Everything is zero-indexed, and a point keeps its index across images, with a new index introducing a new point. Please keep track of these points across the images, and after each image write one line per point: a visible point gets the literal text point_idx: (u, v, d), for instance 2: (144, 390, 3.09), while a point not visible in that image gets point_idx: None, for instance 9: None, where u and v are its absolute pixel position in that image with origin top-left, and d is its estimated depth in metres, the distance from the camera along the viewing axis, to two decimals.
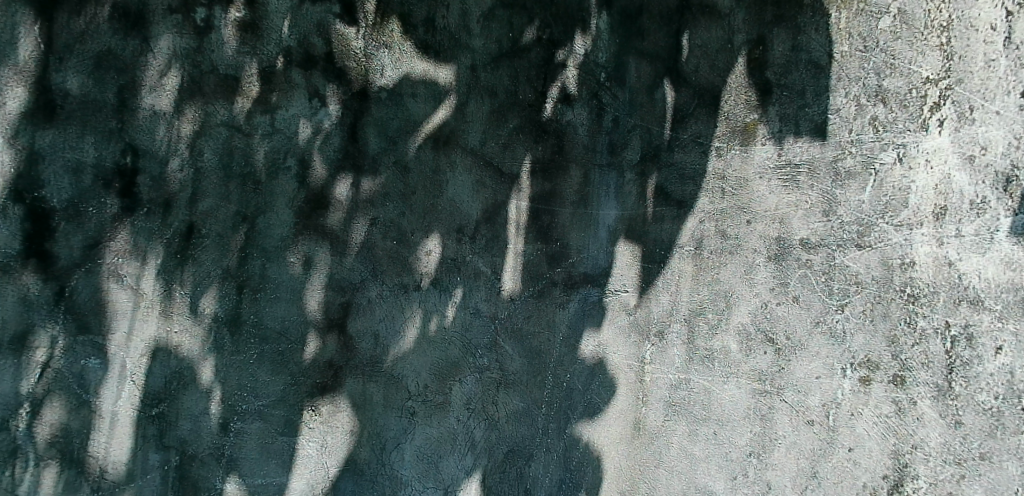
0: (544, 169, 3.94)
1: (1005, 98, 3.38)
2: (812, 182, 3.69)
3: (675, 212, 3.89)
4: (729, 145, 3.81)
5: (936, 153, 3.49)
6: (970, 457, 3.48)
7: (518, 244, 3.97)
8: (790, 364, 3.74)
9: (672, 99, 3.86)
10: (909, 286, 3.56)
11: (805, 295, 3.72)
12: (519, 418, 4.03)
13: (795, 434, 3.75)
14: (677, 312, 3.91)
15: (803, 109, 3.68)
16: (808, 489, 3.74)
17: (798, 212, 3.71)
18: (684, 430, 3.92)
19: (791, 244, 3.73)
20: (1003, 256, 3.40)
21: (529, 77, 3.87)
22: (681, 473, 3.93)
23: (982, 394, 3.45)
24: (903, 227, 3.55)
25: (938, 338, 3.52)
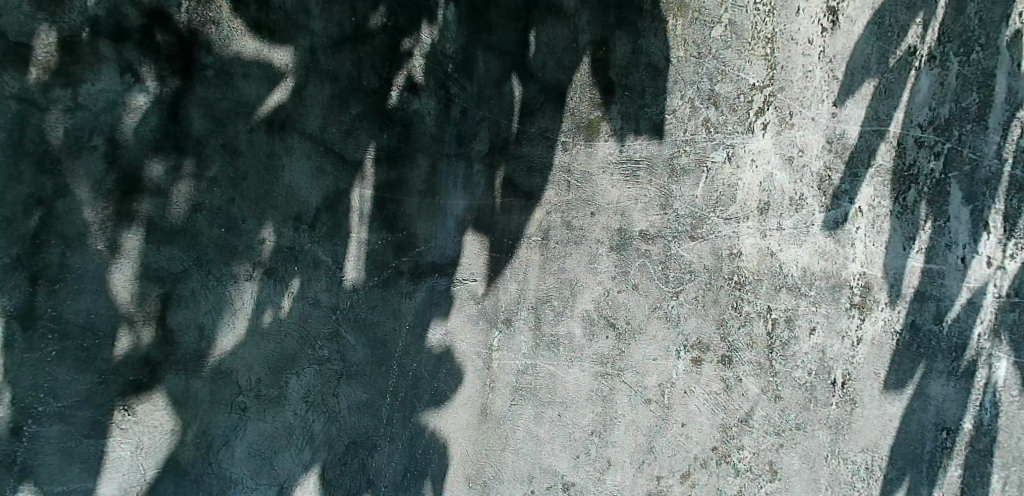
0: (390, 158, 3.89)
1: (819, 106, 3.78)
2: (650, 178, 3.92)
3: (523, 204, 4.00)
4: (575, 140, 3.96)
5: (760, 153, 3.84)
6: (787, 427, 3.89)
7: (362, 233, 3.90)
8: (630, 347, 3.97)
9: (520, 93, 3.94)
10: (737, 274, 3.90)
11: (643, 283, 3.96)
12: (362, 409, 3.98)
13: (633, 412, 3.98)
14: (524, 299, 4.02)
15: (643, 108, 3.90)
16: (645, 463, 3.99)
17: (637, 205, 3.94)
18: (531, 413, 4.04)
19: (632, 235, 3.94)
20: (818, 247, 3.82)
21: (374, 63, 3.80)
22: (526, 455, 4.04)
23: (798, 370, 3.87)
24: (731, 220, 3.88)
25: (761, 321, 3.89)
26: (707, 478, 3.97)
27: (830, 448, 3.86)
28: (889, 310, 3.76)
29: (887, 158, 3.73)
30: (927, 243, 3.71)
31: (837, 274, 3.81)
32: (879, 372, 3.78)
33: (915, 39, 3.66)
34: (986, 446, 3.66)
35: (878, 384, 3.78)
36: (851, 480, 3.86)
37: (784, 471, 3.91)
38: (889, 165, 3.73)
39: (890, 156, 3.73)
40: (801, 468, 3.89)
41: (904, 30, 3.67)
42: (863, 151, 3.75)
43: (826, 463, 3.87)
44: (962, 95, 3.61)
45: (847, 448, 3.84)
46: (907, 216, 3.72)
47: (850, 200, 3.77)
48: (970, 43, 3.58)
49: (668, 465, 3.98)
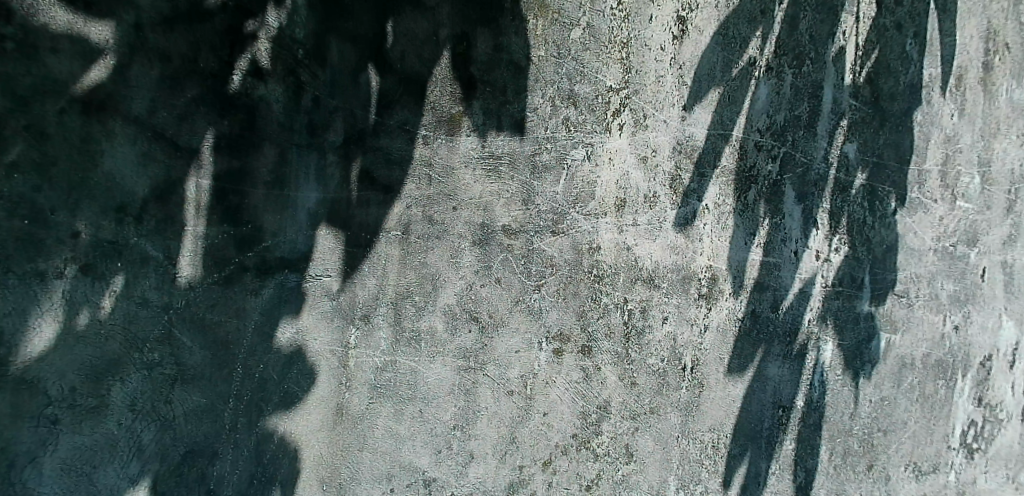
0: (232, 146, 3.71)
1: (670, 109, 4.00)
2: (512, 173, 3.97)
3: (381, 197, 3.90)
4: (436, 134, 3.92)
5: (617, 152, 4.00)
6: (642, 412, 4.09)
7: (198, 227, 3.70)
8: (493, 340, 4.01)
9: (377, 84, 3.85)
10: (596, 267, 4.04)
11: (505, 277, 4.00)
12: (198, 416, 3.77)
13: (496, 404, 4.02)
14: (383, 295, 3.93)
15: (505, 105, 3.94)
16: (508, 453, 4.04)
17: (500, 200, 3.97)
18: (390, 411, 3.96)
19: (494, 230, 3.98)
20: (669, 241, 4.04)
21: (212, 44, 3.63)
22: (386, 453, 3.96)
23: (652, 358, 4.07)
24: (591, 216, 4.02)
25: (618, 312, 4.06)
26: (568, 465, 4.09)
27: (680, 429, 4.11)
28: (733, 300, 4.06)
29: (730, 160, 4.01)
30: (764, 238, 4.04)
31: (686, 267, 4.05)
32: (723, 357, 4.07)
33: (754, 52, 3.97)
34: (814, 420, 4.10)
35: (723, 367, 4.08)
36: (699, 458, 4.13)
37: (639, 453, 4.11)
38: (732, 166, 4.02)
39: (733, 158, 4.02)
40: (654, 449, 4.11)
41: (745, 42, 3.97)
42: (711, 153, 4.01)
43: (677, 444, 4.11)
44: (796, 104, 3.99)
45: (696, 428, 4.10)
46: (748, 213, 4.03)
47: (698, 198, 4.02)
48: (803, 56, 3.97)
49: (530, 455, 4.06)
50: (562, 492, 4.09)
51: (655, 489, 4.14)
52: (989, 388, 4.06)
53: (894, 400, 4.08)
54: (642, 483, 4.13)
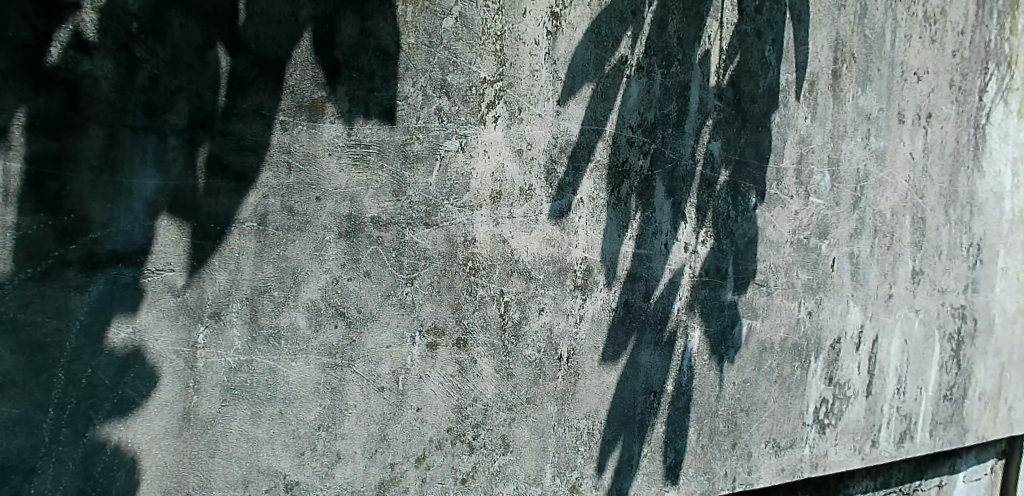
0: (51, 126, 3.25)
1: (545, 103, 4.24)
2: (381, 163, 3.84)
3: (233, 186, 3.59)
4: (296, 120, 3.67)
5: (492, 144, 4.10)
6: (519, 402, 4.33)
7: (6, 216, 3.19)
8: (361, 336, 3.88)
9: (228, 65, 3.54)
10: (472, 259, 4.10)
11: (375, 270, 3.88)
12: (10, 429, 3.27)
13: (365, 402, 3.91)
14: (237, 290, 3.63)
15: (372, 93, 3.80)
16: (378, 451, 3.97)
17: (368, 190, 3.82)
18: (245, 413, 3.69)
19: (363, 221, 3.82)
20: (546, 234, 4.33)
21: (24, 11, 3.16)
22: (240, 459, 3.70)
23: (529, 349, 4.33)
24: (465, 208, 4.05)
25: (494, 304, 4.19)
26: (441, 460, 4.12)
27: (557, 417, 4.48)
28: (605, 289, 4.57)
29: (602, 155, 4.45)
30: (636, 232, 4.63)
31: (563, 258, 4.39)
32: (598, 346, 4.57)
33: (625, 49, 4.47)
34: (682, 401, 4.95)
35: (599, 356, 4.57)
36: (575, 444, 4.55)
37: (514, 443, 4.34)
38: (604, 161, 4.46)
39: (605, 152, 4.47)
40: (531, 438, 4.39)
41: (616, 41, 4.43)
42: (584, 147, 4.39)
43: (555, 432, 4.46)
44: (665, 103, 4.66)
45: (572, 416, 4.53)
46: (622, 206, 4.54)
47: (574, 192, 4.37)
48: (671, 59, 4.66)
49: (403, 451, 4.02)
50: (436, 486, 4.13)
51: (532, 476, 4.43)
52: (837, 369, 5.70)
53: (757, 381, 5.28)
54: (518, 472, 4.37)
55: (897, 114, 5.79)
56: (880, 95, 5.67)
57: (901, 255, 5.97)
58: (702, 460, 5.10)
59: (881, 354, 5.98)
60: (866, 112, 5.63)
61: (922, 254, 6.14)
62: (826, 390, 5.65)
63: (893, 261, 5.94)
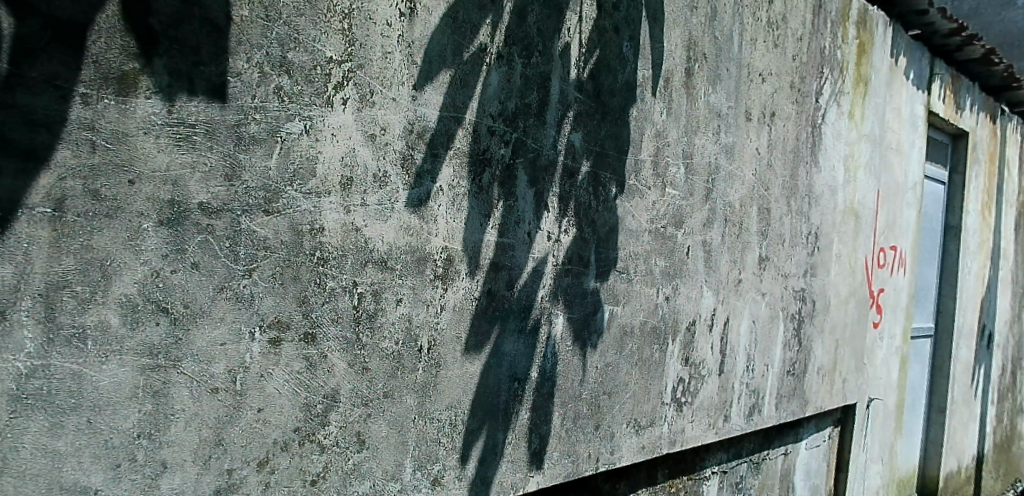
0: None
1: (400, 88, 4.31)
2: (210, 144, 3.43)
3: (19, 166, 2.86)
4: (102, 94, 3.06)
5: (341, 128, 3.98)
6: (375, 397, 4.31)
7: None
8: (189, 333, 3.41)
9: (9, 27, 2.80)
10: (319, 250, 3.92)
11: (205, 261, 3.45)
12: None
13: (195, 405, 3.45)
14: (28, 284, 2.91)
15: (199, 67, 3.37)
16: (212, 458, 3.53)
17: (195, 174, 3.38)
18: (43, 424, 2.96)
19: (189, 207, 3.37)
20: (402, 222, 4.41)
21: None
22: (36, 477, 2.95)
23: (386, 341, 4.35)
24: (311, 194, 3.86)
25: (347, 295, 4.09)
26: (288, 461, 3.87)
27: (417, 410, 4.63)
28: (468, 279, 4.94)
29: (463, 144, 4.79)
30: (499, 221, 5.13)
31: (423, 247, 4.57)
32: (459, 335, 4.88)
33: (484, 38, 4.88)
34: (540, 383, 5.65)
35: (461, 346, 4.90)
36: (432, 434, 4.76)
37: (370, 440, 4.31)
38: (464, 149, 4.80)
39: (466, 141, 4.82)
40: (390, 433, 4.44)
41: (475, 29, 4.81)
42: (442, 135, 4.63)
43: (414, 425, 4.60)
44: (526, 92, 5.25)
45: (434, 408, 4.75)
46: (483, 195, 4.99)
47: (432, 181, 4.59)
48: (532, 49, 5.28)
49: (241, 456, 3.65)
50: (282, 491, 3.85)
51: (391, 472, 4.49)
52: (693, 351, 7.26)
53: (615, 365, 6.34)
54: (374, 468, 4.35)
55: (749, 115, 7.73)
56: (727, 94, 7.34)
57: (748, 244, 7.97)
58: (566, 444, 5.93)
59: (733, 334, 7.86)
60: (708, 107, 7.13)
61: (770, 243, 8.35)
62: (683, 370, 7.15)
63: (741, 250, 7.87)
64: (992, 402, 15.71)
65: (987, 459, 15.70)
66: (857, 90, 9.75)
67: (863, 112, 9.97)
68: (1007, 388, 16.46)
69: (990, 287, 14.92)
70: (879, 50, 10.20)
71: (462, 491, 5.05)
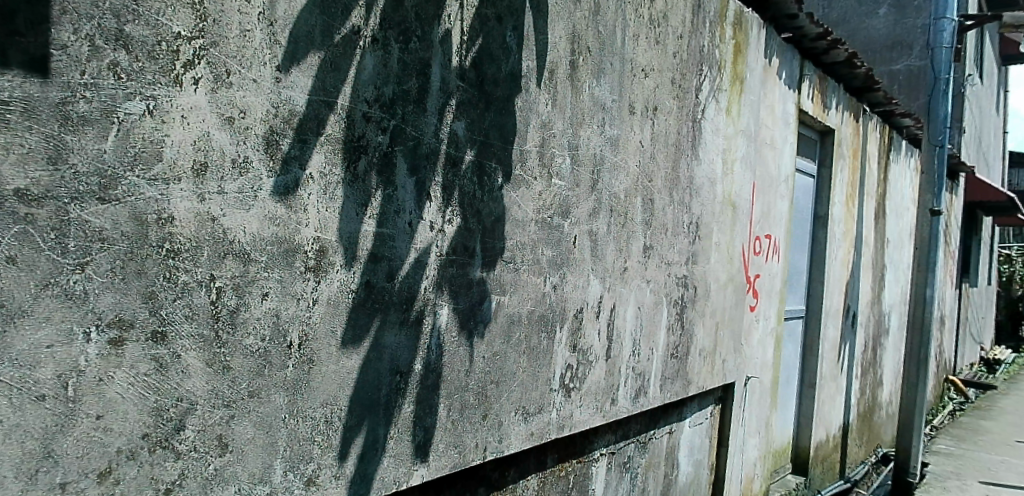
0: None
1: (261, 68, 4.07)
2: (28, 123, 3.09)
3: None
4: None
5: (192, 109, 3.71)
6: (237, 397, 4.08)
7: None
8: (7, 335, 3.05)
9: None
10: (169, 241, 3.64)
11: (24, 256, 3.09)
12: None
13: (18, 415, 3.09)
14: None
15: (14, 37, 3.00)
16: (41, 473, 3.19)
17: (8, 157, 3.03)
18: None
19: (4, 195, 3.01)
20: (267, 211, 4.18)
21: None
22: None
23: (249, 338, 4.12)
24: (158, 181, 3.58)
25: (202, 290, 3.83)
26: (135, 471, 3.57)
27: (288, 409, 4.42)
28: (344, 271, 4.76)
29: (336, 129, 4.60)
30: (377, 211, 4.99)
31: (292, 239, 4.36)
32: (335, 329, 4.70)
33: (358, 20, 4.69)
34: (425, 375, 5.56)
35: (337, 340, 4.73)
36: (306, 433, 4.57)
37: (233, 442, 4.07)
38: (338, 135, 4.61)
39: (339, 127, 4.63)
40: (256, 435, 4.22)
41: (348, 11, 4.61)
42: (312, 120, 4.42)
43: (284, 425, 4.40)
44: (405, 78, 5.11)
45: (306, 406, 4.55)
46: (358, 184, 4.82)
47: (301, 167, 4.39)
48: (410, 34, 5.14)
49: (77, 469, 3.32)
50: None
51: (258, 475, 4.27)
52: (580, 337, 7.40)
53: (502, 355, 6.34)
54: (239, 473, 4.12)
55: (632, 108, 7.92)
56: (611, 87, 7.49)
57: (633, 233, 8.20)
58: (452, 435, 5.88)
59: (620, 320, 8.08)
60: (593, 99, 7.25)
61: (654, 232, 8.63)
62: (570, 356, 7.27)
63: (627, 239, 8.09)
64: (856, 377, 17.09)
65: (852, 427, 17.06)
66: (733, 88, 10.23)
67: (739, 109, 10.47)
68: (868, 364, 17.95)
69: (852, 271, 16.20)
70: (753, 51, 10.73)
71: (340, 490, 4.89)
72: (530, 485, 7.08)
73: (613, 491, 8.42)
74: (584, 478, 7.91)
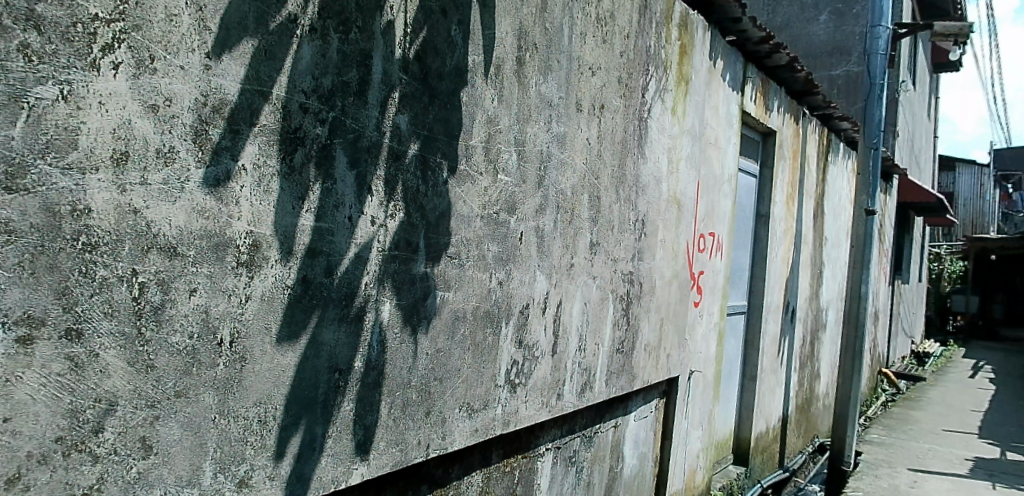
0: None
1: (189, 54, 3.90)
2: None
3: None
4: None
5: (112, 95, 3.55)
6: (163, 398, 3.91)
7: None
8: None
9: None
10: (85, 234, 3.48)
11: None
12: None
13: None
14: None
15: None
16: None
17: None
18: None
19: None
20: (195, 203, 4.02)
21: None
22: None
23: (175, 335, 3.96)
24: (73, 170, 3.41)
25: (123, 286, 3.66)
26: (47, 477, 3.40)
27: (218, 409, 4.27)
28: (279, 266, 4.62)
29: (271, 120, 4.47)
30: (315, 204, 4.86)
31: (223, 232, 4.20)
32: (269, 326, 4.57)
33: (295, 8, 4.55)
34: (366, 373, 5.46)
35: (272, 337, 4.60)
36: (238, 434, 4.42)
37: (158, 445, 3.91)
38: (273, 126, 4.48)
39: (274, 117, 4.50)
40: (183, 436, 4.06)
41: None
42: (244, 109, 4.28)
43: (214, 426, 4.25)
44: (345, 70, 4.99)
45: (238, 406, 4.40)
46: (295, 176, 4.69)
47: (232, 158, 4.24)
48: (351, 25, 5.01)
49: None
50: None
51: (186, 478, 4.11)
52: (526, 333, 7.39)
53: (446, 351, 6.28)
54: (164, 476, 3.96)
55: (579, 106, 7.95)
56: (558, 84, 7.49)
57: (579, 229, 8.23)
58: (394, 432, 5.79)
59: (566, 316, 8.11)
60: (540, 96, 7.23)
61: (600, 229, 8.68)
62: (516, 352, 7.26)
63: (573, 235, 8.12)
64: (794, 370, 17.60)
65: (790, 419, 17.59)
66: (679, 88, 10.37)
67: (684, 109, 10.63)
68: (806, 357, 18.52)
69: (792, 267, 16.69)
70: (698, 52, 10.90)
71: (274, 491, 4.76)
72: (474, 481, 7.06)
73: (558, 485, 8.46)
74: (530, 473, 7.92)
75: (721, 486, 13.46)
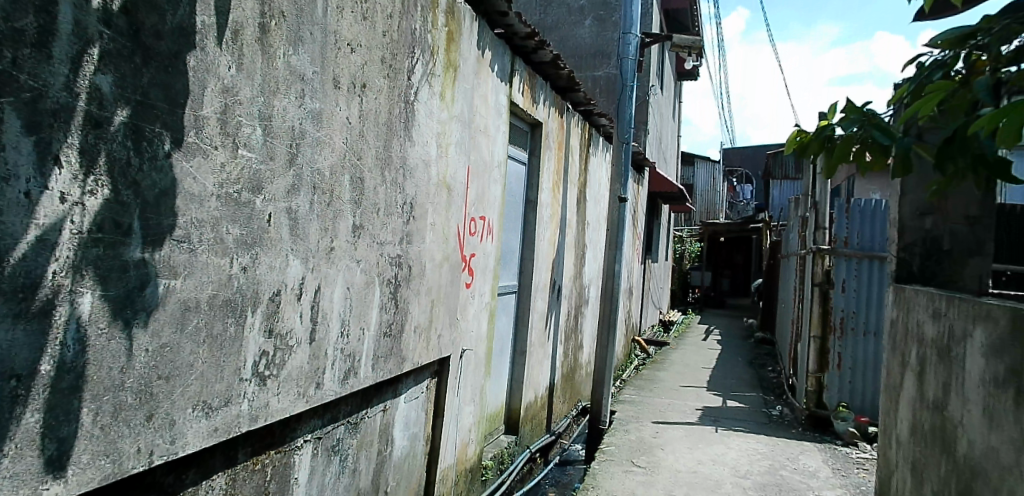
0: None
1: None
2: None
3: None
4: None
5: None
6: None
7: None
8: None
9: None
10: None
11: None
12: None
13: None
14: None
15: None
16: None
17: None
18: None
19: None
20: None
21: None
22: None
23: None
24: None
25: None
26: None
27: None
28: None
29: None
30: None
31: None
32: None
33: None
34: (58, 378, 4.59)
35: None
36: None
37: None
38: None
39: None
40: None
41: None
42: None
43: None
44: (16, 15, 4.17)
45: None
46: None
47: None
48: None
49: None
50: None
51: None
52: (277, 321, 6.82)
53: (174, 347, 5.51)
54: None
55: (337, 83, 7.47)
56: (311, 58, 6.94)
57: (340, 212, 7.78)
58: (103, 443, 4.96)
59: (325, 302, 7.65)
60: (289, 69, 6.62)
61: (363, 212, 8.30)
62: (265, 343, 6.66)
63: (333, 218, 7.65)
64: (560, 342, 18.77)
65: (557, 387, 18.77)
66: (446, 75, 10.30)
67: (453, 95, 10.60)
68: (570, 330, 19.82)
69: (557, 249, 17.64)
70: (466, 39, 10.93)
71: None
72: (215, 485, 6.39)
73: (318, 477, 8.04)
74: (284, 468, 7.38)
75: (492, 456, 14.02)
